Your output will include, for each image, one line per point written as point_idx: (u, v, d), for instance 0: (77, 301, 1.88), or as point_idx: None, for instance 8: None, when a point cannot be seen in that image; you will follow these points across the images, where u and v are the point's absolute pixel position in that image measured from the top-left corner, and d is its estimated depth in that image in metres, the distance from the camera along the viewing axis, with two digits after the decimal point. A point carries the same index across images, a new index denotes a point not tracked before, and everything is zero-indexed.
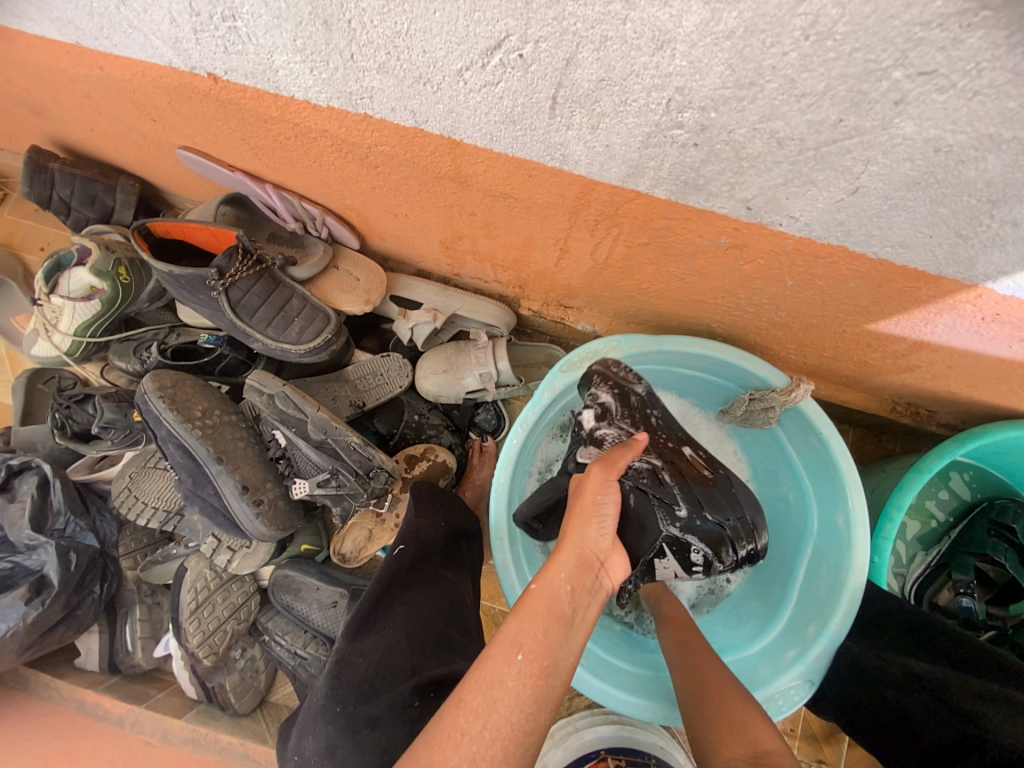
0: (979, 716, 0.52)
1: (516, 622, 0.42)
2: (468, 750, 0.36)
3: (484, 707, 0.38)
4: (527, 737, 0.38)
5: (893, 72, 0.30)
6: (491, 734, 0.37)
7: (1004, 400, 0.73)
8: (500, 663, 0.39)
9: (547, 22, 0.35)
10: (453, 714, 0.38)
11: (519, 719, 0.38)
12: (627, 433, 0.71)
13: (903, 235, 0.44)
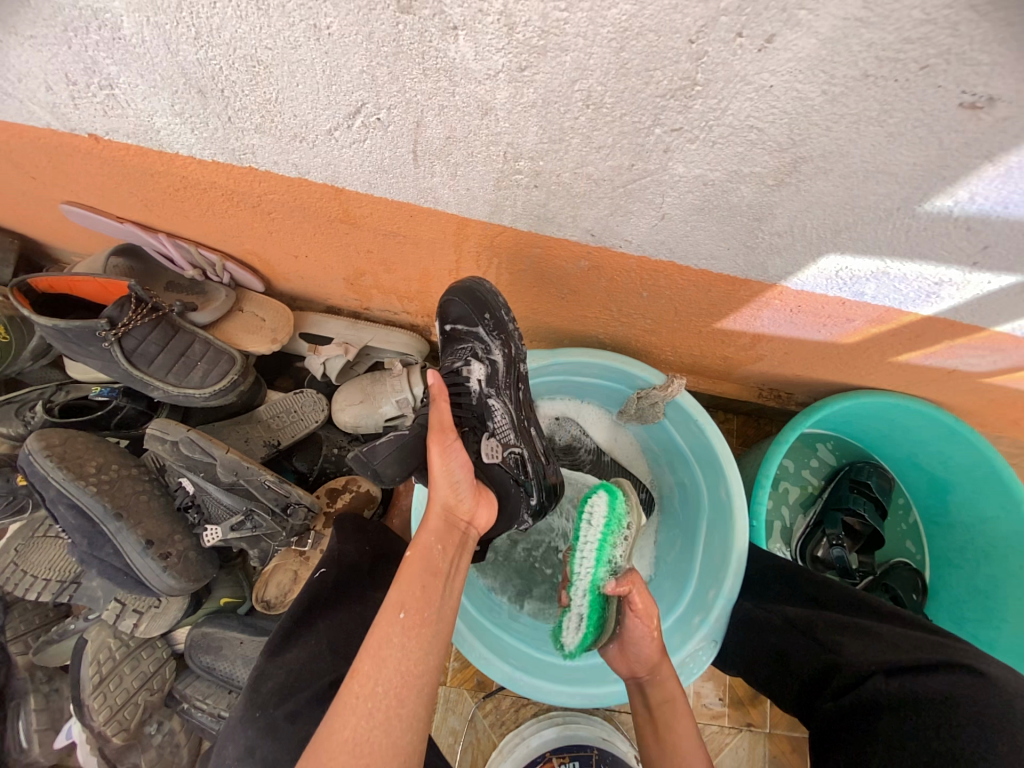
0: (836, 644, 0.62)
1: (396, 590, 0.48)
2: (364, 707, 0.43)
3: (375, 668, 0.44)
4: (418, 680, 0.45)
5: (655, 129, 0.40)
6: (383, 687, 0.43)
7: (835, 377, 0.89)
8: (384, 628, 0.46)
9: (393, 94, 0.42)
10: (349, 686, 0.44)
11: (408, 668, 0.45)
12: (508, 408, 0.72)
13: (711, 249, 0.55)
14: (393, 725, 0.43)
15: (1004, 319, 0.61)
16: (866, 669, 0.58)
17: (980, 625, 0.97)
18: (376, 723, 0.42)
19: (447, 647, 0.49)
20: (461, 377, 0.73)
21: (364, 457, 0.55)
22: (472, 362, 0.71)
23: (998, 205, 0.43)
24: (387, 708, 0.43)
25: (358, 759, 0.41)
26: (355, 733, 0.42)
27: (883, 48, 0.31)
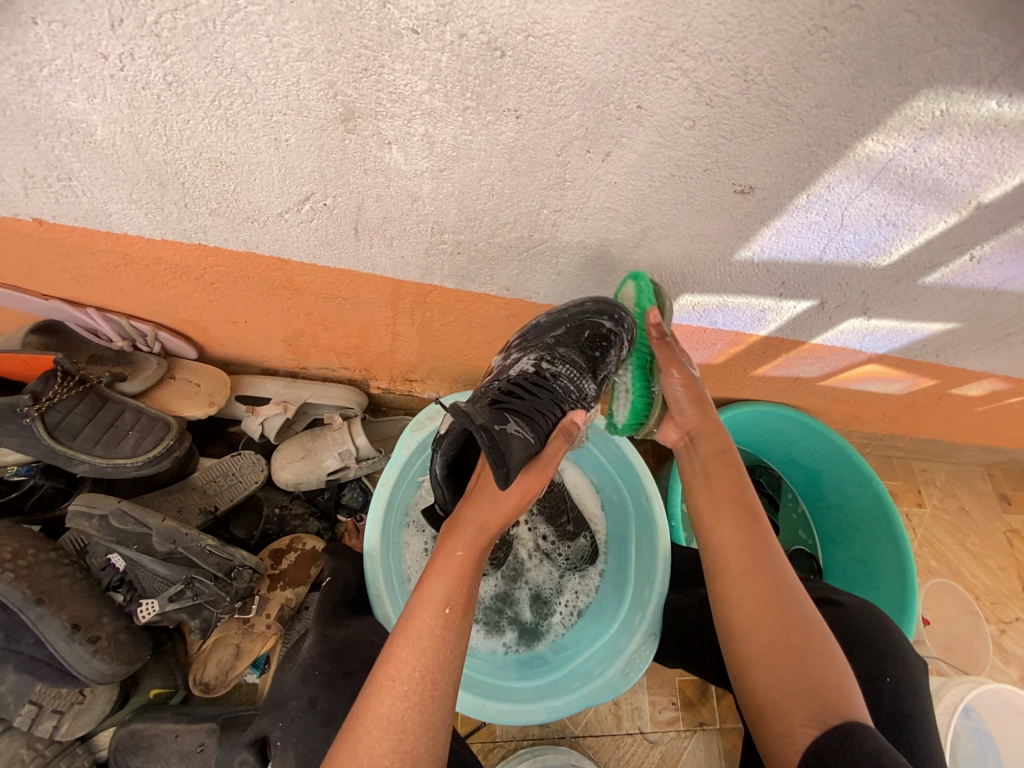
0: None
1: (437, 576, 0.54)
2: (398, 689, 0.47)
3: (413, 657, 0.49)
4: (451, 661, 0.50)
5: (544, 210, 0.55)
6: (417, 668, 0.49)
7: (717, 393, 1.08)
8: (428, 619, 0.51)
9: (339, 187, 0.53)
10: (385, 669, 0.49)
11: (443, 656, 0.50)
12: None
13: (600, 296, 0.71)
14: (426, 706, 0.47)
15: (815, 334, 0.82)
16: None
17: (865, 589, 1.14)
18: (411, 702, 0.47)
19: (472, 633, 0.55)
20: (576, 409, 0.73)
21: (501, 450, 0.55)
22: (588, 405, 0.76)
23: (781, 253, 0.62)
24: (422, 690, 0.48)
25: (391, 736, 0.46)
26: (388, 712, 0.46)
27: (678, 160, 0.48)
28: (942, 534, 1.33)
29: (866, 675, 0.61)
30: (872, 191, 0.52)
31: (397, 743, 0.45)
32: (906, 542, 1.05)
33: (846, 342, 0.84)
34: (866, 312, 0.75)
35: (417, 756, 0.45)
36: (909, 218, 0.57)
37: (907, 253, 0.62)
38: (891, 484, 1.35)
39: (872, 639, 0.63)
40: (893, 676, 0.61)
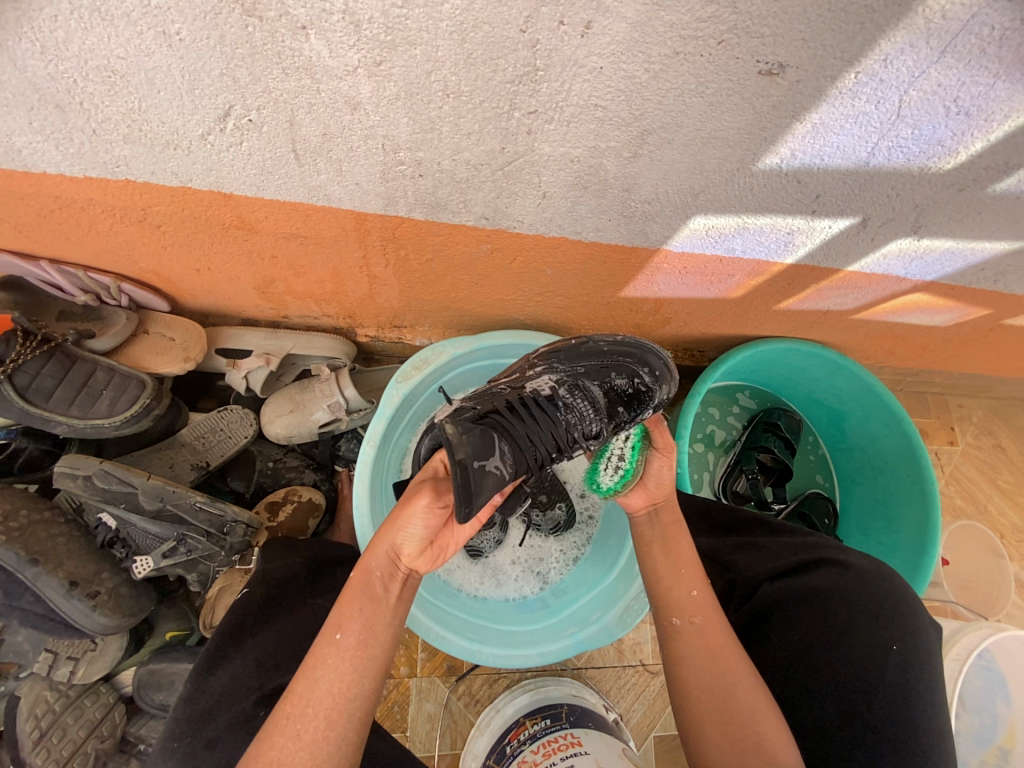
0: (731, 564, 0.70)
1: (336, 612, 0.55)
2: (292, 729, 0.50)
3: (306, 690, 0.51)
4: (350, 703, 0.51)
5: (514, 113, 0.44)
6: (311, 711, 0.50)
7: (736, 330, 0.98)
8: (323, 648, 0.53)
9: (259, 94, 0.43)
10: (281, 707, 0.51)
11: (340, 689, 0.51)
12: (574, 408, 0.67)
13: (595, 222, 0.60)
14: (320, 745, 0.49)
15: (852, 260, 0.70)
16: (755, 582, 0.66)
17: (881, 532, 1.10)
18: (304, 743, 0.49)
19: (383, 669, 0.55)
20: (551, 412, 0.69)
21: (472, 487, 0.53)
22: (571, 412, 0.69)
23: (815, 158, 0.50)
24: (315, 732, 0.50)
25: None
26: (280, 755, 0.49)
27: (683, 29, 0.37)
28: (973, 473, 1.25)
29: (873, 640, 0.58)
30: (944, 65, 0.40)
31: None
32: (933, 484, 0.99)
33: (889, 267, 0.72)
34: (916, 230, 0.63)
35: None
36: (988, 102, 0.44)
37: (978, 151, 0.49)
38: (922, 421, 1.25)
39: (882, 605, 0.60)
40: (900, 643, 0.58)
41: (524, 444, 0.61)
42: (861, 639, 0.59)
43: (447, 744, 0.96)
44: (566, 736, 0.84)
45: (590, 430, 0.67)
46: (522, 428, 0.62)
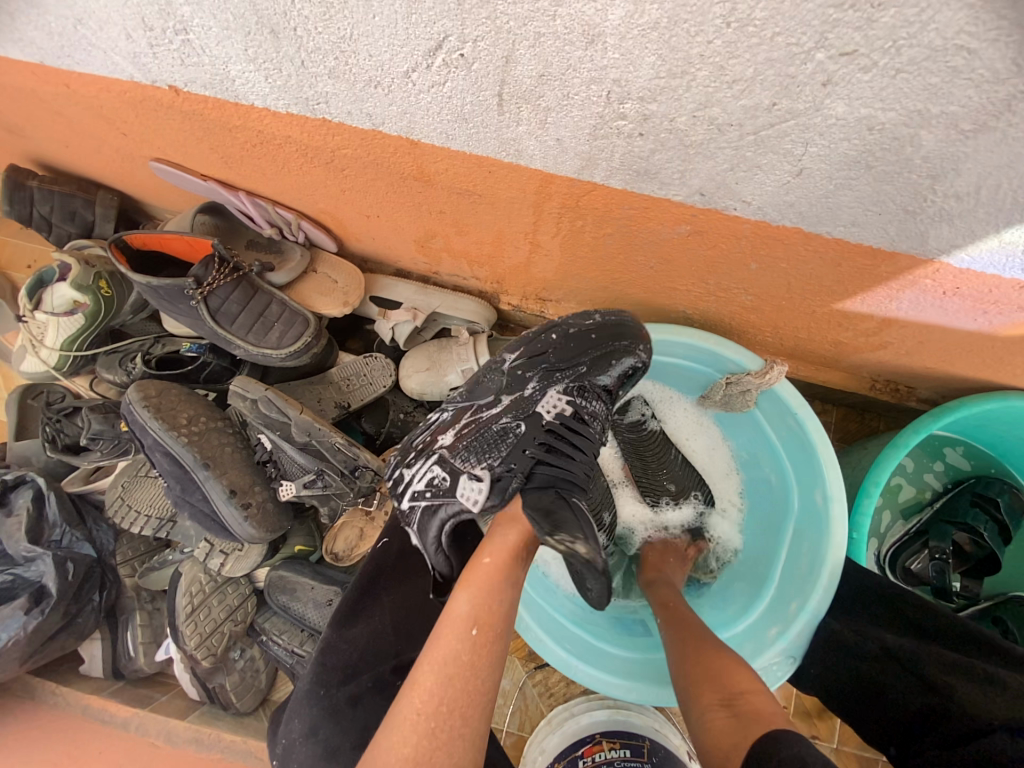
0: (946, 687, 0.55)
1: (459, 592, 0.55)
2: (427, 725, 0.46)
3: (437, 685, 0.48)
4: (481, 696, 0.49)
5: (815, 55, 0.31)
6: (446, 705, 0.47)
7: (982, 374, 0.73)
8: (452, 639, 0.51)
9: (482, 21, 0.35)
10: (410, 700, 0.48)
11: (473, 682, 0.49)
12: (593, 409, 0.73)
13: (854, 214, 0.45)
14: (455, 746, 0.46)
15: None
16: (985, 723, 0.49)
17: None
18: (439, 741, 0.46)
19: (507, 652, 0.53)
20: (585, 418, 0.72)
21: (587, 582, 0.58)
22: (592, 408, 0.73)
23: None
24: (445, 716, 0.47)
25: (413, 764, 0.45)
26: (414, 754, 0.45)
27: None
28: None
29: None
30: None
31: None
32: None
33: None
34: None
35: None
36: None
37: None
38: None
39: None
40: None
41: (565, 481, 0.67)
42: None
43: (515, 724, 0.96)
44: None
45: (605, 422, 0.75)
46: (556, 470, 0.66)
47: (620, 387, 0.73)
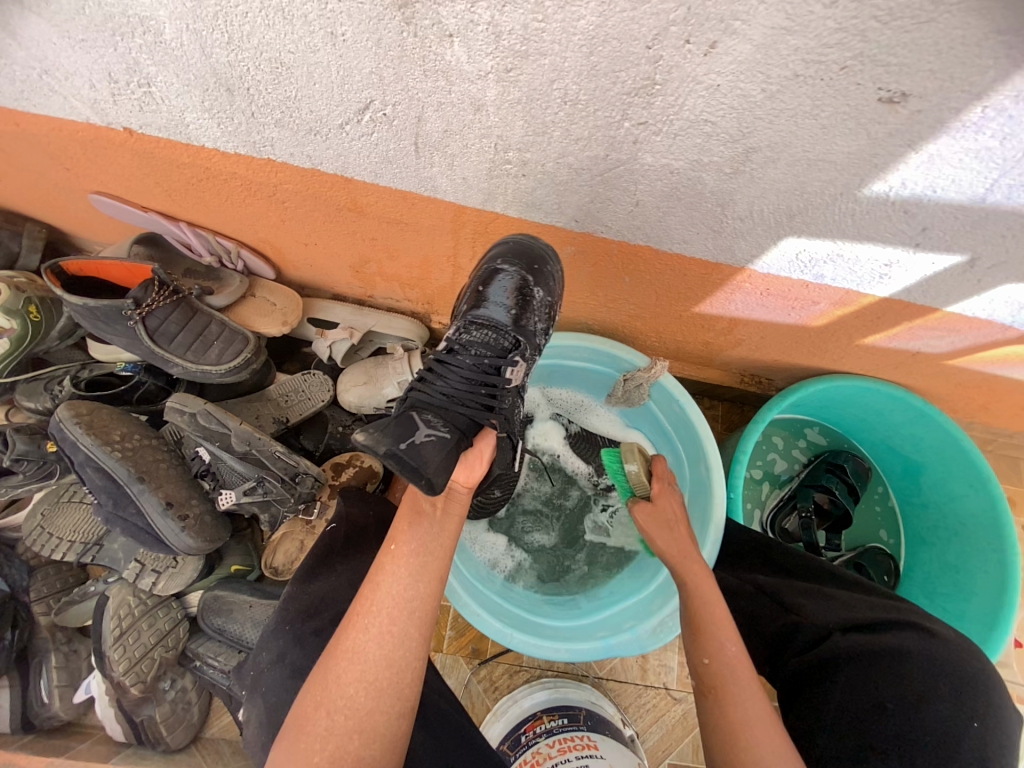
0: (799, 607, 0.69)
1: (393, 529, 0.61)
2: (364, 623, 0.54)
3: (373, 594, 0.56)
4: (410, 604, 0.56)
5: (624, 123, 0.46)
6: (379, 607, 0.55)
7: (811, 361, 0.94)
8: (383, 559, 0.58)
9: (398, 92, 0.48)
10: (355, 608, 0.56)
11: (401, 592, 0.56)
12: (481, 334, 0.71)
13: (682, 234, 0.62)
14: (387, 639, 0.54)
15: (951, 300, 0.67)
16: (825, 628, 0.65)
17: (949, 599, 1.01)
18: (373, 634, 0.54)
19: (438, 581, 0.59)
20: (473, 346, 0.71)
21: (414, 463, 0.55)
22: (481, 336, 0.71)
23: (927, 190, 0.49)
24: (381, 627, 0.54)
25: (356, 668, 0.53)
26: (355, 645, 0.54)
27: (807, 53, 0.38)
28: None
29: (952, 713, 0.54)
30: None
31: (359, 674, 0.53)
32: (1017, 558, 0.91)
33: (993, 313, 0.68)
34: None
35: (382, 686, 0.53)
36: None
37: None
38: (1013, 489, 1.14)
39: (964, 680, 0.57)
40: (980, 722, 0.54)
41: (444, 401, 0.66)
42: (941, 701, 0.55)
43: None
44: (582, 737, 0.86)
45: (500, 350, 0.71)
46: (432, 390, 0.67)
47: (505, 309, 0.70)
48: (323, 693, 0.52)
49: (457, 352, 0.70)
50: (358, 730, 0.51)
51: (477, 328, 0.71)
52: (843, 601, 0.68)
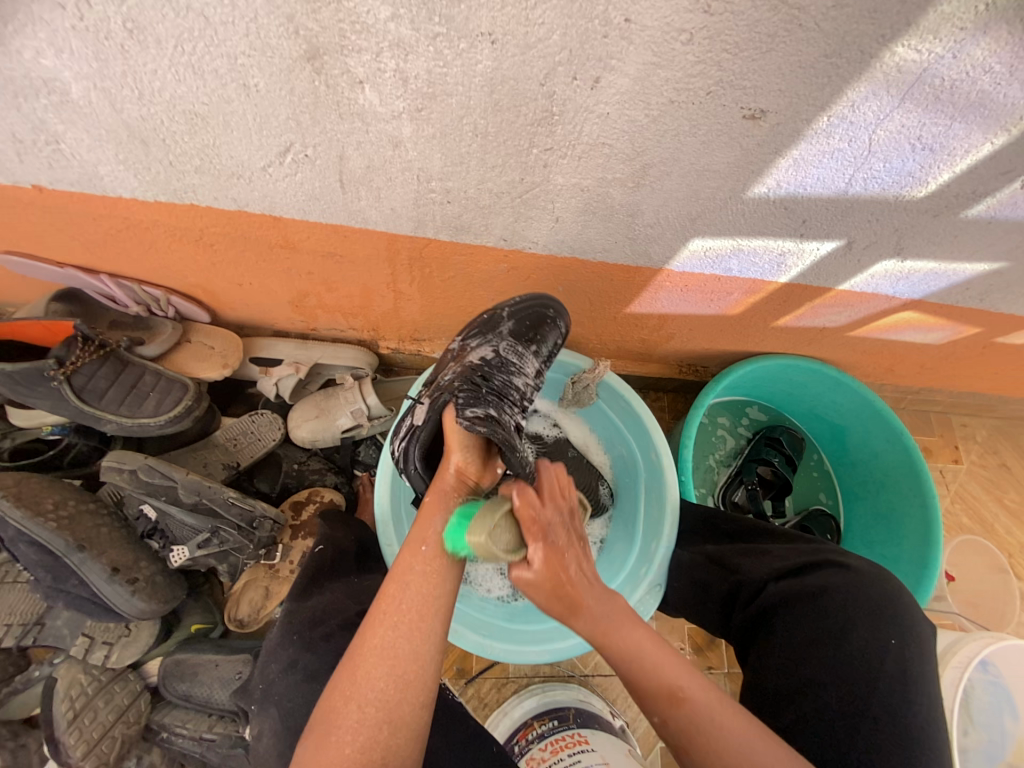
0: (740, 568, 0.74)
1: (416, 529, 0.59)
2: (390, 620, 0.52)
3: (397, 592, 0.54)
4: (436, 603, 0.54)
5: (533, 150, 0.51)
6: (406, 604, 0.53)
7: (738, 346, 1.03)
8: (408, 559, 0.56)
9: (317, 135, 0.51)
10: (378, 607, 0.53)
11: (427, 592, 0.54)
12: (509, 356, 0.78)
13: (602, 243, 0.67)
14: (416, 634, 0.52)
15: (841, 279, 0.76)
16: (761, 583, 0.70)
17: (885, 545, 1.12)
18: (400, 632, 0.51)
19: (458, 580, 0.58)
20: (501, 365, 0.77)
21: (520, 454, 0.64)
22: (509, 358, 0.78)
23: (798, 188, 0.56)
24: (410, 623, 0.52)
25: (386, 661, 0.50)
26: (383, 642, 0.51)
27: (678, 83, 0.44)
28: (976, 491, 1.27)
29: (873, 633, 0.61)
30: (903, 110, 0.46)
31: (390, 668, 0.50)
32: (934, 499, 1.02)
33: (876, 287, 0.78)
34: (898, 252, 0.68)
35: (409, 678, 0.50)
36: (948, 140, 0.50)
37: (945, 183, 0.55)
38: (924, 439, 1.28)
39: (879, 603, 0.63)
40: (898, 638, 0.61)
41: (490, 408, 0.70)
42: (864, 623, 0.62)
43: None
44: (573, 735, 0.88)
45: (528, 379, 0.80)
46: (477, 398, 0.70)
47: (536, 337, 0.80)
48: (353, 687, 0.49)
49: (490, 368, 0.75)
50: (389, 719, 0.48)
51: (507, 354, 0.78)
52: (773, 554, 0.73)
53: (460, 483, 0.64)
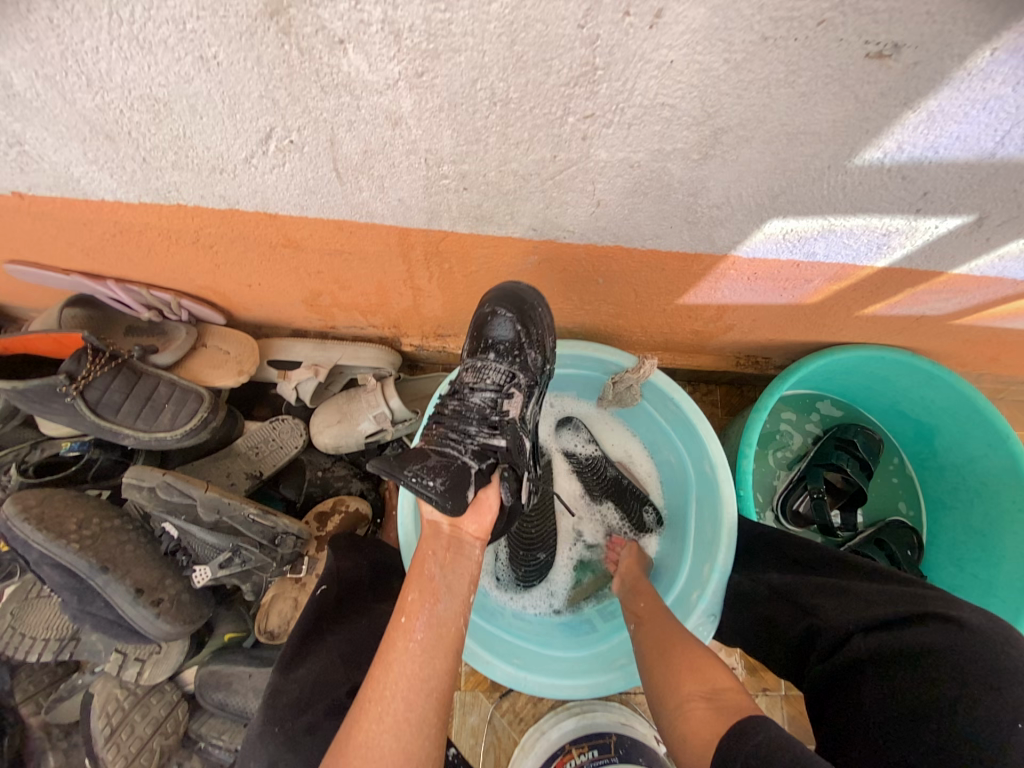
0: (815, 608, 0.64)
1: (401, 596, 0.54)
2: (376, 711, 0.48)
3: (384, 677, 0.50)
4: (425, 685, 0.50)
5: (568, 118, 0.39)
6: (391, 689, 0.49)
7: (811, 336, 0.88)
8: (394, 635, 0.52)
9: (299, 115, 0.41)
10: (363, 696, 0.49)
11: (414, 673, 0.50)
12: (473, 369, 0.70)
13: (654, 228, 0.55)
14: (404, 730, 0.47)
15: (958, 262, 0.60)
16: (843, 631, 0.59)
17: (976, 565, 0.97)
18: (386, 725, 0.47)
19: (457, 655, 0.53)
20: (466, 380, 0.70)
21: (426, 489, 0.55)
22: (473, 368, 0.70)
23: (926, 151, 0.42)
24: (398, 714, 0.48)
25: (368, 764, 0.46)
26: (367, 739, 0.47)
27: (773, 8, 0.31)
28: None
29: (994, 713, 0.47)
30: None
31: None
32: None
33: (1006, 268, 0.61)
34: None
35: None
36: None
37: None
38: None
39: (1002, 673, 0.49)
40: None
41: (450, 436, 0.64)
42: (983, 698, 0.48)
43: (491, 760, 0.94)
44: None
45: (503, 383, 0.68)
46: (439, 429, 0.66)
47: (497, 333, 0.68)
48: None
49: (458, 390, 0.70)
50: None
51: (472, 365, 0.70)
52: (856, 592, 0.62)
53: (448, 535, 0.57)
